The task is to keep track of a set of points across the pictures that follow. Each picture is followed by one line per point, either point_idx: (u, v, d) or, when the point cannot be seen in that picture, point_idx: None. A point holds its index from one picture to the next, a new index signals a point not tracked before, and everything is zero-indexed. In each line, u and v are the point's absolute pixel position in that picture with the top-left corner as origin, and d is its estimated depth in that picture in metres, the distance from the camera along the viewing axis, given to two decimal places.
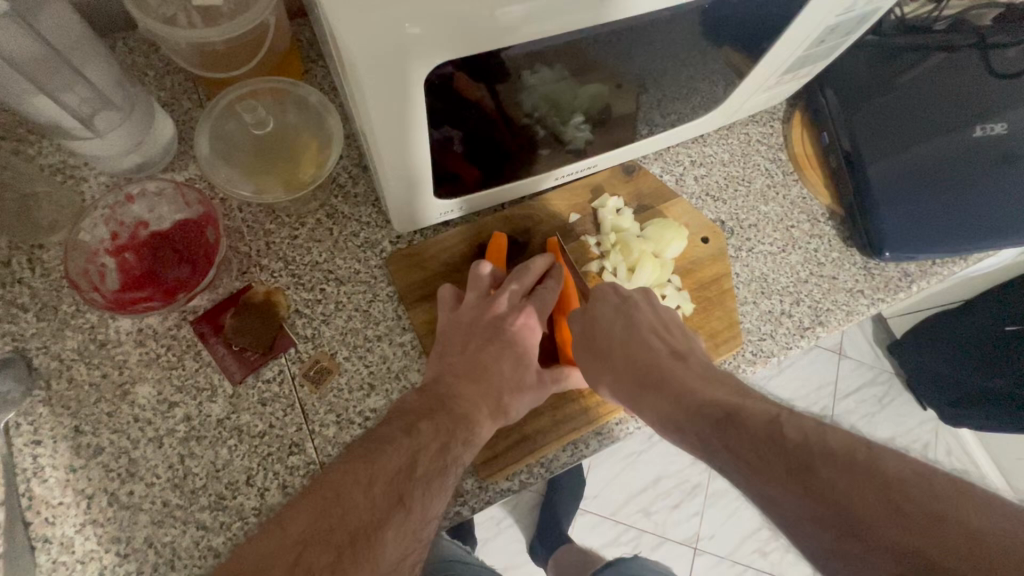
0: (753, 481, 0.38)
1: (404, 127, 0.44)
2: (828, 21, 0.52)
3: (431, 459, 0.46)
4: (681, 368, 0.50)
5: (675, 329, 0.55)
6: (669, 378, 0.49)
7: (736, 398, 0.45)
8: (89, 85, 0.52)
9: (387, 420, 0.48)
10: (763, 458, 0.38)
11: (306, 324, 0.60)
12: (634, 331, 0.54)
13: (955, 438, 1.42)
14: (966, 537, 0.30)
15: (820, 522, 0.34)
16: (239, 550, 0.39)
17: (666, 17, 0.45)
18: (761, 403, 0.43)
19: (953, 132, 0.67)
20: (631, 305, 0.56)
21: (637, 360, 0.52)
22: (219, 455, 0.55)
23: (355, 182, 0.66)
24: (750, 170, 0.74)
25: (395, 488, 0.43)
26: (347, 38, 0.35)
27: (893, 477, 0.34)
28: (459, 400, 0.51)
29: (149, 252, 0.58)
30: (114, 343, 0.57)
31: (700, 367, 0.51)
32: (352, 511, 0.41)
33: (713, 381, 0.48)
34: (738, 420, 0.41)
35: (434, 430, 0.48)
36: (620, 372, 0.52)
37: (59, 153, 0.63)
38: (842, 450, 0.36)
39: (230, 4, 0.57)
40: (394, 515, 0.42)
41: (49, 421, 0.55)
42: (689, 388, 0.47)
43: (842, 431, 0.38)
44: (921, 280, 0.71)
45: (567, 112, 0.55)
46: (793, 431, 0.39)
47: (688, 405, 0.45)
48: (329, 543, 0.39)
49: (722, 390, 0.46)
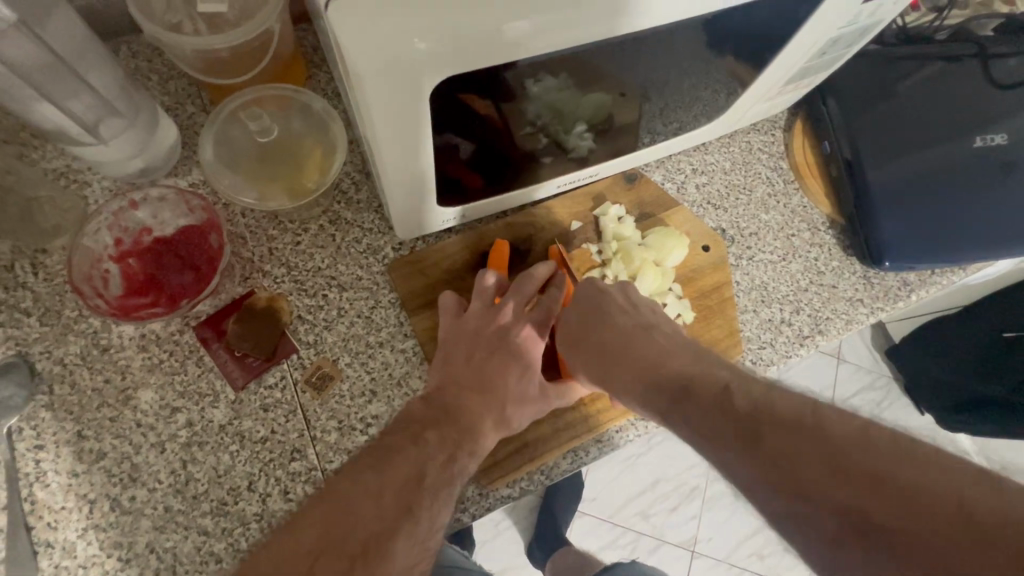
0: (706, 450, 0.38)
1: (409, 136, 0.45)
2: (832, 32, 0.52)
3: (437, 470, 0.46)
4: (644, 340, 0.50)
5: (642, 306, 0.55)
6: (632, 351, 0.49)
7: (696, 366, 0.45)
8: (93, 92, 0.52)
9: (393, 430, 0.49)
10: (713, 426, 0.38)
11: (308, 330, 0.60)
12: (598, 312, 0.54)
13: (954, 442, 1.42)
14: (902, 492, 0.29)
15: (766, 484, 0.34)
16: (251, 559, 0.39)
17: (670, 30, 0.46)
18: (719, 370, 0.43)
19: (953, 141, 0.67)
20: (604, 293, 0.56)
21: (601, 334, 0.52)
22: (221, 460, 0.55)
23: (358, 188, 0.66)
24: (751, 178, 0.74)
25: (404, 498, 0.43)
26: (354, 53, 0.35)
27: (833, 435, 0.33)
28: (464, 412, 0.52)
29: (152, 258, 0.58)
30: (116, 348, 0.57)
31: (665, 337, 0.51)
32: (362, 519, 0.41)
33: (675, 351, 0.48)
34: (694, 391, 0.41)
35: (440, 440, 0.48)
36: (587, 350, 0.53)
37: (63, 158, 0.63)
38: (787, 412, 0.35)
39: (235, 12, 0.57)
40: (404, 525, 0.42)
41: (52, 426, 0.55)
42: (650, 359, 0.47)
43: (792, 396, 0.37)
44: (921, 289, 0.71)
45: (571, 121, 0.55)
46: (742, 396, 0.38)
47: (647, 378, 0.46)
48: (342, 552, 0.39)
49: (682, 359, 0.46)
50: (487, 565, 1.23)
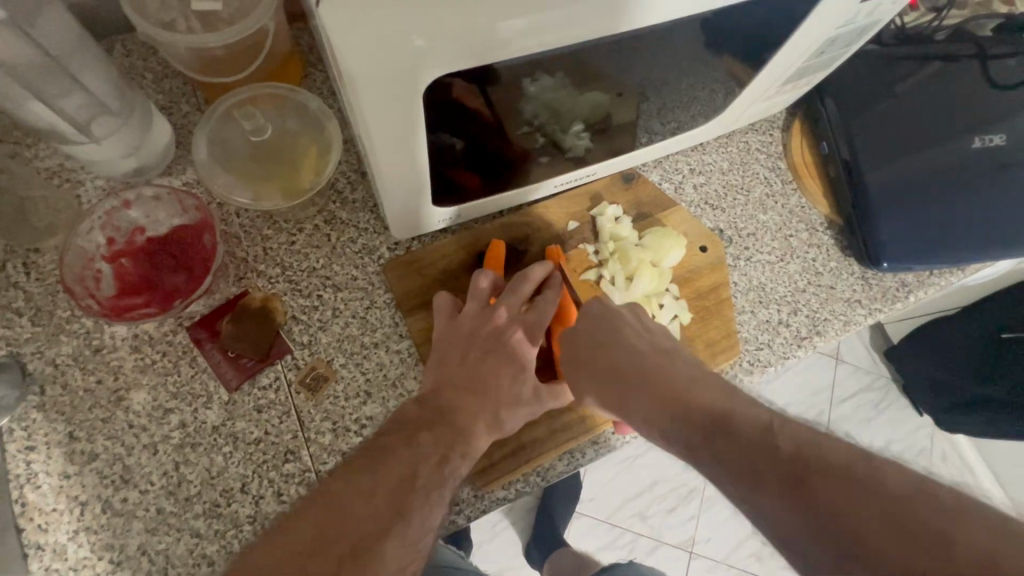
0: (744, 492, 0.36)
1: (405, 134, 0.44)
2: (830, 32, 0.52)
3: (429, 472, 0.46)
4: (668, 370, 0.48)
5: (658, 333, 0.54)
6: (653, 379, 0.47)
7: (728, 399, 0.42)
8: (85, 91, 0.52)
9: (387, 432, 0.48)
10: (757, 469, 0.35)
11: (302, 331, 0.60)
12: (614, 334, 0.53)
13: (953, 443, 1.42)
14: (969, 558, 0.28)
15: (816, 537, 0.32)
16: (243, 558, 0.39)
17: (667, 29, 0.45)
18: (752, 406, 0.41)
19: (952, 142, 0.67)
20: (615, 312, 0.55)
21: (618, 361, 0.50)
22: (214, 462, 0.55)
23: (354, 188, 0.66)
24: (749, 178, 0.74)
25: (396, 499, 0.43)
26: (347, 49, 0.35)
27: (893, 492, 0.31)
28: (458, 413, 0.51)
29: (146, 258, 0.58)
30: (109, 349, 0.57)
31: (688, 366, 0.49)
32: (353, 521, 0.41)
33: (703, 381, 0.46)
34: (730, 427, 0.39)
35: (433, 442, 0.48)
36: (598, 378, 0.51)
37: (56, 157, 0.63)
38: (839, 460, 0.34)
39: (229, 10, 0.57)
40: (394, 527, 0.42)
41: (43, 427, 0.54)
42: (675, 388, 0.45)
43: (837, 443, 0.36)
44: (919, 290, 0.71)
45: (567, 120, 0.55)
46: (788, 440, 0.36)
47: (673, 409, 0.43)
48: (332, 553, 0.39)
49: (714, 391, 0.44)
50: (485, 566, 1.22)
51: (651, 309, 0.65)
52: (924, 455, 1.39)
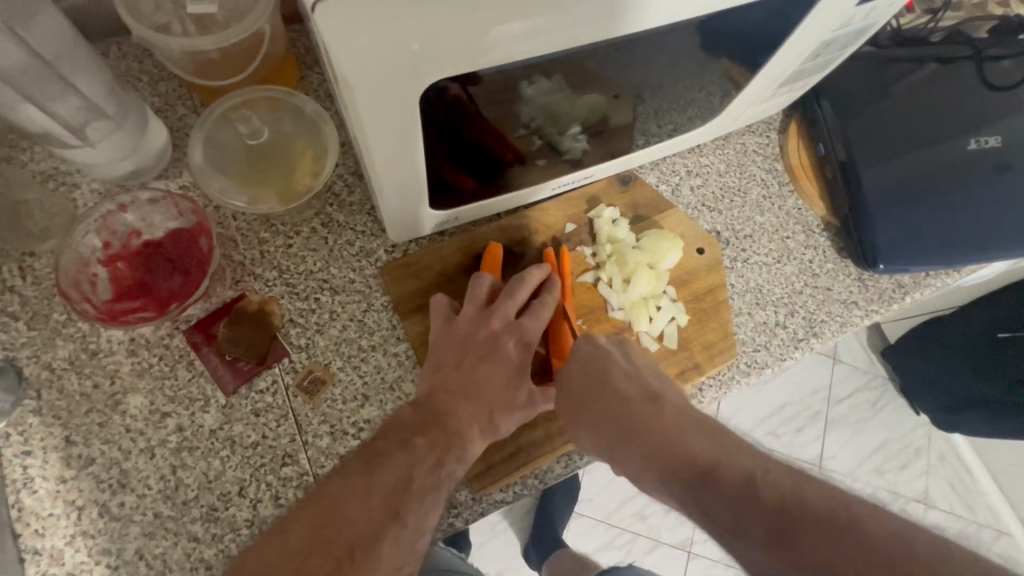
0: (731, 544, 0.35)
1: (401, 138, 0.44)
2: (825, 36, 0.52)
3: (425, 475, 0.46)
4: (652, 412, 0.46)
5: (644, 368, 0.53)
6: (639, 425, 0.45)
7: (711, 446, 0.40)
8: (79, 94, 0.51)
9: (383, 434, 0.48)
10: (743, 530, 0.34)
11: (300, 334, 0.60)
12: (601, 375, 0.51)
13: (950, 442, 1.43)
14: None
15: None
16: (242, 558, 0.40)
17: (664, 31, 0.45)
18: (738, 452, 0.39)
19: (947, 143, 0.67)
20: (603, 352, 0.53)
21: (602, 406, 0.48)
22: (211, 466, 0.55)
23: (351, 191, 0.65)
24: (746, 180, 0.74)
25: (392, 501, 0.43)
26: (342, 55, 0.35)
27: (877, 543, 0.31)
28: (454, 416, 0.51)
29: (142, 261, 0.58)
30: (106, 352, 0.57)
31: (676, 408, 0.46)
32: (349, 522, 0.41)
33: (687, 425, 0.43)
34: (713, 474, 0.38)
35: (429, 444, 0.48)
36: (585, 422, 0.49)
37: (51, 160, 0.62)
38: (825, 513, 0.33)
39: (224, 12, 0.56)
40: (390, 528, 0.42)
41: (40, 432, 0.54)
42: (660, 436, 0.43)
43: (817, 482, 0.35)
44: (915, 291, 0.71)
45: (565, 122, 0.55)
46: (774, 492, 0.35)
47: (659, 458, 0.41)
48: (329, 554, 0.40)
49: (698, 437, 0.41)
50: (483, 566, 1.22)
51: (648, 311, 0.64)
52: (921, 454, 1.40)
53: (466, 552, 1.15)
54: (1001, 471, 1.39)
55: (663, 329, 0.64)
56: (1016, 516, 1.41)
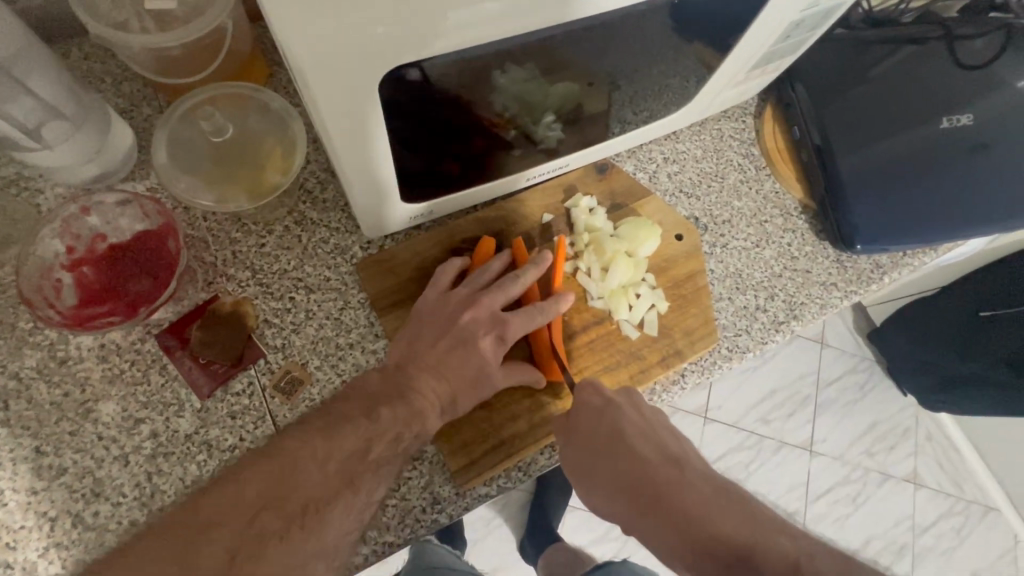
0: None
1: (366, 126, 0.43)
2: (794, 16, 0.52)
3: (384, 447, 0.46)
4: (681, 486, 0.47)
5: (661, 430, 0.53)
6: (669, 500, 0.46)
7: (745, 524, 0.43)
8: (32, 95, 0.50)
9: (344, 399, 0.48)
10: None
11: (276, 334, 0.59)
12: (620, 436, 0.51)
13: (937, 422, 1.45)
14: None
15: None
16: (192, 504, 0.39)
17: (634, 14, 0.45)
18: (771, 532, 0.43)
19: (920, 124, 0.67)
20: (616, 407, 0.53)
21: (629, 476, 0.49)
22: (188, 471, 0.54)
23: (324, 188, 0.65)
24: (723, 166, 0.74)
25: (348, 469, 0.43)
26: (302, 42, 0.34)
27: None
28: (417, 392, 0.51)
29: (108, 265, 0.56)
30: (75, 360, 0.56)
31: (698, 479, 0.48)
32: (306, 482, 0.42)
33: (715, 500, 0.45)
34: (755, 560, 0.40)
35: (393, 417, 0.48)
36: (611, 489, 0.49)
37: (13, 166, 0.61)
38: None
39: (185, 8, 0.55)
40: (344, 495, 0.43)
41: (8, 443, 0.53)
42: (691, 515, 0.44)
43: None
44: (893, 271, 0.71)
45: (538, 111, 0.54)
46: None
47: (692, 538, 0.42)
48: (283, 511, 0.40)
49: (730, 517, 0.44)
50: (479, 565, 1.22)
51: (627, 299, 0.64)
52: (909, 434, 1.42)
53: (461, 551, 1.15)
54: (987, 448, 1.41)
55: (644, 317, 0.64)
56: (1004, 492, 1.43)
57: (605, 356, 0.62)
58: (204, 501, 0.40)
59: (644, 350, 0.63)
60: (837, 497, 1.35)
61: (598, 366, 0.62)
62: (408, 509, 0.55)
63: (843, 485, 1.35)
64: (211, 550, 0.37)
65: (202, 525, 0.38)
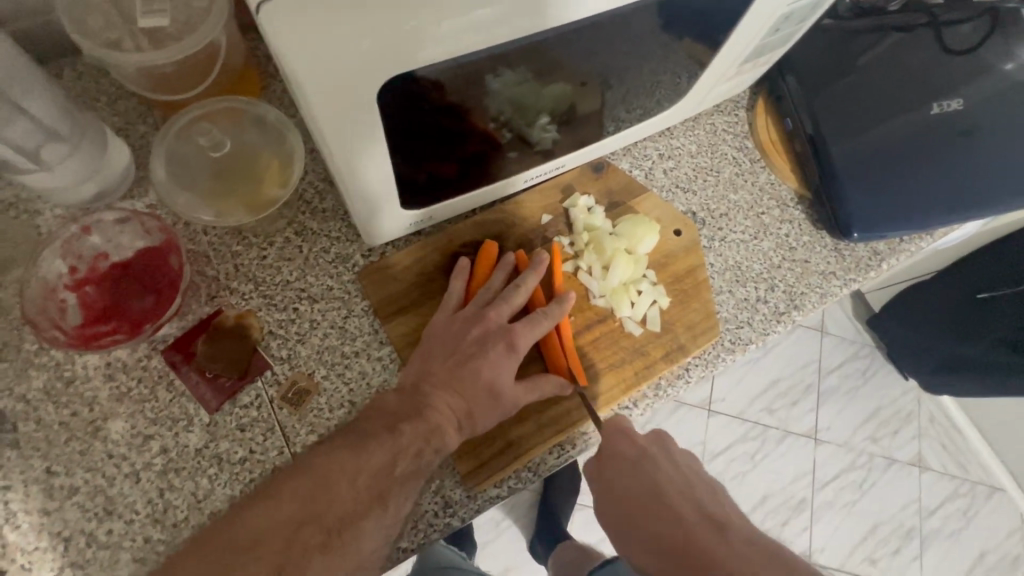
0: None
1: (361, 137, 0.44)
2: (781, 10, 0.53)
3: (408, 463, 0.47)
4: (722, 545, 0.44)
5: (698, 486, 0.52)
6: (711, 558, 0.43)
7: None
8: (29, 117, 0.51)
9: (368, 419, 0.49)
10: None
11: (281, 345, 0.59)
12: (655, 488, 0.50)
13: (939, 404, 1.46)
14: None
15: None
16: (235, 518, 0.42)
17: (625, 13, 0.45)
18: None
19: (912, 110, 0.67)
20: (650, 458, 0.53)
21: (666, 532, 0.47)
22: (199, 485, 0.54)
23: (323, 197, 0.65)
24: (718, 160, 0.74)
25: (377, 484, 0.45)
26: (293, 59, 0.35)
27: None
28: (436, 407, 0.51)
29: (111, 284, 0.57)
30: (82, 379, 0.56)
31: (742, 542, 0.45)
32: (338, 499, 0.43)
33: (760, 563, 0.42)
34: None
35: (413, 434, 0.48)
36: (648, 542, 0.47)
37: (11, 188, 0.61)
38: None
39: (177, 25, 0.55)
40: (373, 510, 0.44)
41: (19, 465, 0.53)
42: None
43: None
44: (891, 257, 0.72)
45: (533, 113, 0.55)
46: None
47: None
48: (319, 526, 0.42)
49: None
50: (489, 566, 1.22)
51: (629, 296, 0.64)
52: (913, 419, 1.43)
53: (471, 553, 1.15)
54: (989, 428, 1.42)
55: (645, 313, 0.64)
56: (1008, 472, 1.44)
57: (609, 353, 0.63)
58: (244, 515, 0.42)
59: (647, 345, 0.63)
60: (844, 483, 1.35)
61: (603, 363, 0.62)
62: (421, 515, 0.55)
63: (849, 471, 1.36)
64: (258, 563, 0.40)
65: (245, 541, 0.41)
